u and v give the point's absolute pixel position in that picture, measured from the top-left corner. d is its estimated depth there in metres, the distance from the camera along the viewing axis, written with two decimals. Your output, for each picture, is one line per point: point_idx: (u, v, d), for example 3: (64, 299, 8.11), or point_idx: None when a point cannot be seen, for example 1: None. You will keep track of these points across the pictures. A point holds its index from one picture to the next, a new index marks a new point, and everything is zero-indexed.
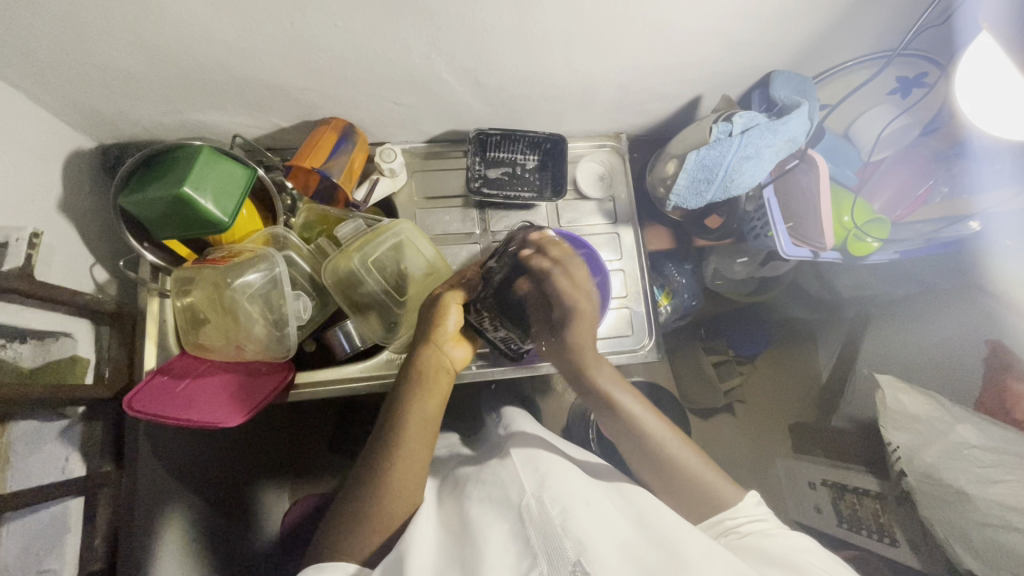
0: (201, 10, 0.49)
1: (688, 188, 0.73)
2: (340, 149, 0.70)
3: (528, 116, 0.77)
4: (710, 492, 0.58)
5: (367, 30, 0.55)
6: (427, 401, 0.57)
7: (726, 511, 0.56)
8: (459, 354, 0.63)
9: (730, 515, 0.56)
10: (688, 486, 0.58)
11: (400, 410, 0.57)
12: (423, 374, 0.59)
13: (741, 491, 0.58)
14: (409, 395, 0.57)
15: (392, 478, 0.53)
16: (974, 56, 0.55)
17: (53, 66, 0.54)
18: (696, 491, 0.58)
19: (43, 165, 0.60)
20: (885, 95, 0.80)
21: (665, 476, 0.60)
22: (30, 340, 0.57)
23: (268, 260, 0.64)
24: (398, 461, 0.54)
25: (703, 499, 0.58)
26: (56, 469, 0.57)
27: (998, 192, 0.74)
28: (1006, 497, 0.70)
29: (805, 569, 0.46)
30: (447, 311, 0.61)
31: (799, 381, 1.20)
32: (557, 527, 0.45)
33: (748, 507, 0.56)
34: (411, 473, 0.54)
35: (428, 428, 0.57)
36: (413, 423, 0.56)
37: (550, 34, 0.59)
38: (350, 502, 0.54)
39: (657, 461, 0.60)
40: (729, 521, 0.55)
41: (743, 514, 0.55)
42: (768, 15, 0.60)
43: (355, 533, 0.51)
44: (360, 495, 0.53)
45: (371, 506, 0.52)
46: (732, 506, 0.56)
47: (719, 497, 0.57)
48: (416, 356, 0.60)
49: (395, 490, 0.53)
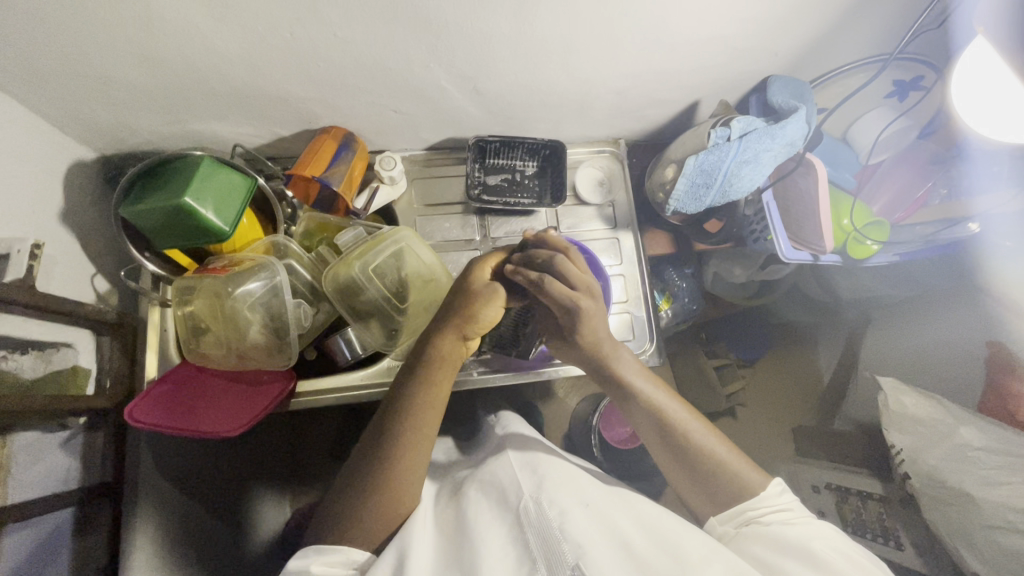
0: (202, 22, 0.50)
1: (687, 193, 0.74)
2: (340, 157, 0.70)
3: (526, 123, 0.77)
4: (734, 483, 0.56)
5: (365, 40, 0.56)
6: (441, 390, 0.56)
7: (747, 501, 0.55)
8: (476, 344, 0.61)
9: (753, 505, 0.54)
10: (710, 473, 0.57)
11: (416, 396, 0.55)
12: (445, 363, 0.57)
13: (766, 478, 0.57)
14: (431, 382, 0.56)
15: (402, 466, 0.52)
16: (969, 59, 0.56)
17: (55, 79, 0.55)
18: (717, 479, 0.56)
19: (45, 177, 0.60)
20: (883, 98, 0.80)
21: (690, 468, 0.58)
22: (31, 352, 0.56)
23: (270, 269, 0.64)
24: (409, 447, 0.53)
25: (719, 485, 0.56)
26: (58, 480, 0.58)
27: (998, 195, 0.73)
28: (1009, 499, 0.69)
29: (826, 559, 0.47)
30: (489, 304, 0.58)
31: (802, 385, 1.19)
32: (556, 530, 0.46)
33: (772, 497, 0.55)
34: (418, 457, 0.53)
35: (436, 416, 0.56)
36: (425, 408, 0.55)
37: (547, 42, 0.60)
38: (352, 484, 0.53)
39: (674, 448, 0.58)
40: (751, 512, 0.54)
41: (768, 504, 0.54)
42: (763, 22, 0.60)
43: (359, 519, 0.51)
44: (360, 491, 0.52)
45: (379, 492, 0.51)
46: (756, 496, 0.55)
47: (741, 485, 0.56)
48: (441, 339, 0.58)
49: (399, 480, 0.52)
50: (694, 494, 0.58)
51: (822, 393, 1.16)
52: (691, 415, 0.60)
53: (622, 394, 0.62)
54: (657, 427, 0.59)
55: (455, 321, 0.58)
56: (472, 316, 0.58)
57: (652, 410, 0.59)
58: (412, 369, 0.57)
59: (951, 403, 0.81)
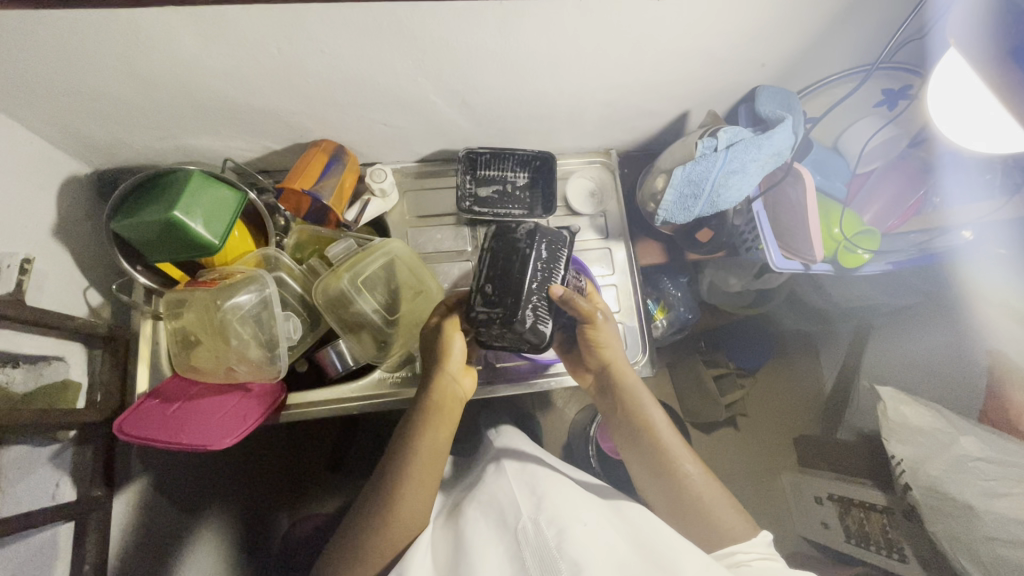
0: (191, 40, 0.51)
1: (675, 204, 0.73)
2: (330, 171, 0.71)
3: (515, 136, 0.78)
4: (717, 522, 0.57)
5: (353, 56, 0.56)
6: (438, 433, 0.56)
7: (738, 545, 0.56)
8: (469, 382, 0.61)
9: (742, 549, 0.55)
10: (696, 514, 0.58)
11: (411, 442, 0.55)
12: (438, 407, 0.57)
13: (754, 530, 0.58)
14: (423, 428, 0.56)
15: (410, 500, 0.53)
16: (940, 76, 0.57)
17: (46, 97, 0.56)
18: (702, 520, 0.58)
19: (36, 191, 0.61)
20: (872, 108, 0.79)
21: (680, 509, 0.59)
22: (22, 365, 0.57)
23: (260, 281, 0.64)
24: (416, 478, 0.53)
25: (701, 526, 0.57)
26: (46, 496, 0.58)
27: (977, 205, 0.75)
28: (1012, 511, 0.68)
29: None
30: (453, 338, 0.59)
31: (804, 394, 1.17)
32: (553, 550, 0.45)
33: (758, 546, 0.56)
34: (416, 504, 0.53)
35: (439, 463, 0.56)
36: (426, 460, 0.55)
37: (533, 57, 0.60)
38: (357, 524, 0.54)
39: (670, 485, 0.60)
40: (740, 554, 0.54)
41: (757, 551, 0.55)
42: (748, 33, 0.61)
43: (365, 552, 0.52)
44: (360, 528, 0.53)
45: (379, 525, 0.52)
46: (744, 542, 0.56)
47: (728, 531, 0.57)
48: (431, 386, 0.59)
49: (411, 505, 0.53)
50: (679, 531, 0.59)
51: (824, 402, 1.15)
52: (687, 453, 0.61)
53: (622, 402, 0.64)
54: (654, 464, 0.61)
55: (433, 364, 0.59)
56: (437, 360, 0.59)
57: (651, 443, 0.61)
58: (409, 416, 0.58)
59: (952, 413, 0.80)
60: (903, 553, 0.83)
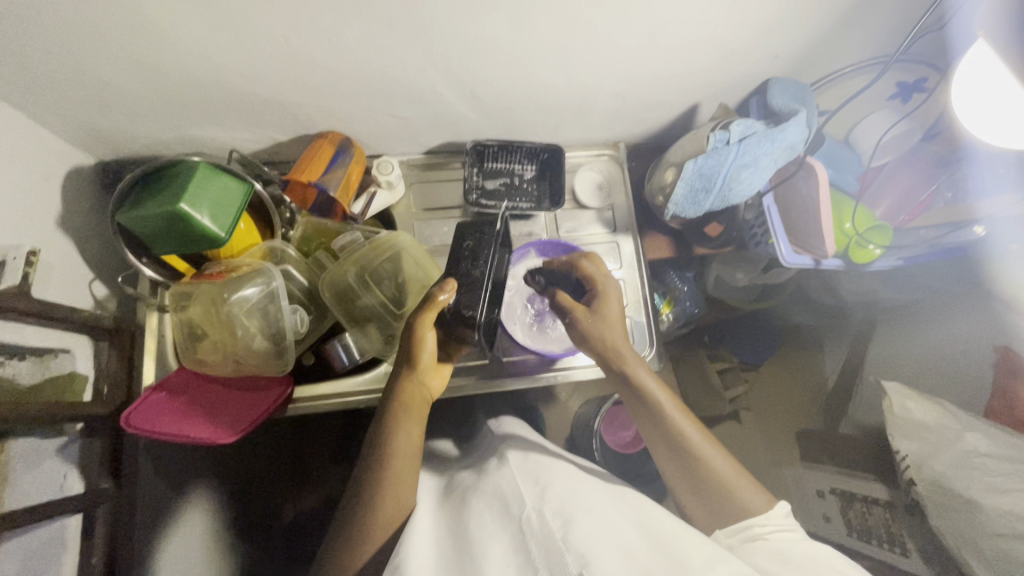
0: (197, 29, 0.50)
1: (685, 198, 0.73)
2: (338, 161, 0.70)
3: (525, 127, 0.77)
4: (728, 492, 0.56)
5: (362, 46, 0.55)
6: (409, 429, 0.57)
7: (755, 517, 0.54)
8: (437, 381, 0.62)
9: (760, 521, 0.53)
10: (710, 484, 0.57)
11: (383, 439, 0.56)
12: (403, 403, 0.58)
13: (772, 500, 0.56)
14: (392, 423, 0.57)
15: (392, 493, 0.53)
16: (972, 61, 0.55)
17: (52, 87, 0.55)
18: (712, 487, 0.57)
19: (42, 182, 0.60)
20: (886, 100, 0.79)
21: (694, 481, 0.58)
22: (28, 357, 0.57)
23: (266, 274, 0.63)
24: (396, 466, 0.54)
25: (707, 486, 0.57)
26: (56, 486, 0.59)
27: (999, 198, 0.72)
28: (1013, 506, 0.67)
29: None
30: (425, 335, 0.59)
31: (809, 387, 1.17)
32: (558, 540, 0.44)
33: (777, 516, 0.54)
34: (400, 493, 0.54)
35: (412, 458, 0.56)
36: (400, 455, 0.55)
37: (543, 48, 0.59)
38: (347, 516, 0.54)
39: (680, 452, 0.59)
40: (756, 527, 0.53)
41: (774, 523, 0.53)
42: (763, 24, 0.60)
43: (355, 540, 0.52)
44: (349, 525, 0.53)
45: (369, 514, 0.52)
46: (761, 513, 0.54)
47: (743, 502, 0.55)
48: (398, 384, 0.60)
49: (395, 488, 0.54)
50: (693, 504, 0.59)
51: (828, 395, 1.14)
52: (695, 425, 0.61)
53: (619, 380, 0.63)
54: (667, 442, 0.60)
55: (404, 360, 0.59)
56: (407, 360, 0.59)
57: (663, 420, 0.60)
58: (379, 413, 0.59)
59: (959, 409, 0.80)
60: (905, 547, 0.85)
